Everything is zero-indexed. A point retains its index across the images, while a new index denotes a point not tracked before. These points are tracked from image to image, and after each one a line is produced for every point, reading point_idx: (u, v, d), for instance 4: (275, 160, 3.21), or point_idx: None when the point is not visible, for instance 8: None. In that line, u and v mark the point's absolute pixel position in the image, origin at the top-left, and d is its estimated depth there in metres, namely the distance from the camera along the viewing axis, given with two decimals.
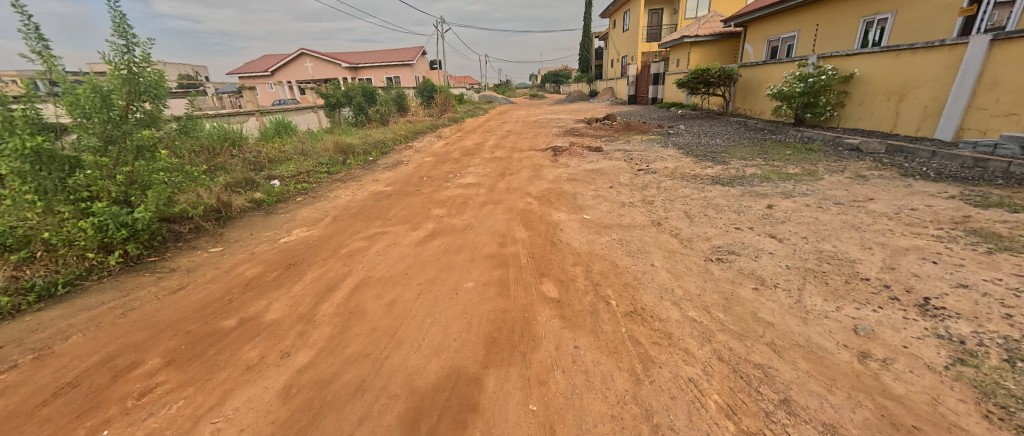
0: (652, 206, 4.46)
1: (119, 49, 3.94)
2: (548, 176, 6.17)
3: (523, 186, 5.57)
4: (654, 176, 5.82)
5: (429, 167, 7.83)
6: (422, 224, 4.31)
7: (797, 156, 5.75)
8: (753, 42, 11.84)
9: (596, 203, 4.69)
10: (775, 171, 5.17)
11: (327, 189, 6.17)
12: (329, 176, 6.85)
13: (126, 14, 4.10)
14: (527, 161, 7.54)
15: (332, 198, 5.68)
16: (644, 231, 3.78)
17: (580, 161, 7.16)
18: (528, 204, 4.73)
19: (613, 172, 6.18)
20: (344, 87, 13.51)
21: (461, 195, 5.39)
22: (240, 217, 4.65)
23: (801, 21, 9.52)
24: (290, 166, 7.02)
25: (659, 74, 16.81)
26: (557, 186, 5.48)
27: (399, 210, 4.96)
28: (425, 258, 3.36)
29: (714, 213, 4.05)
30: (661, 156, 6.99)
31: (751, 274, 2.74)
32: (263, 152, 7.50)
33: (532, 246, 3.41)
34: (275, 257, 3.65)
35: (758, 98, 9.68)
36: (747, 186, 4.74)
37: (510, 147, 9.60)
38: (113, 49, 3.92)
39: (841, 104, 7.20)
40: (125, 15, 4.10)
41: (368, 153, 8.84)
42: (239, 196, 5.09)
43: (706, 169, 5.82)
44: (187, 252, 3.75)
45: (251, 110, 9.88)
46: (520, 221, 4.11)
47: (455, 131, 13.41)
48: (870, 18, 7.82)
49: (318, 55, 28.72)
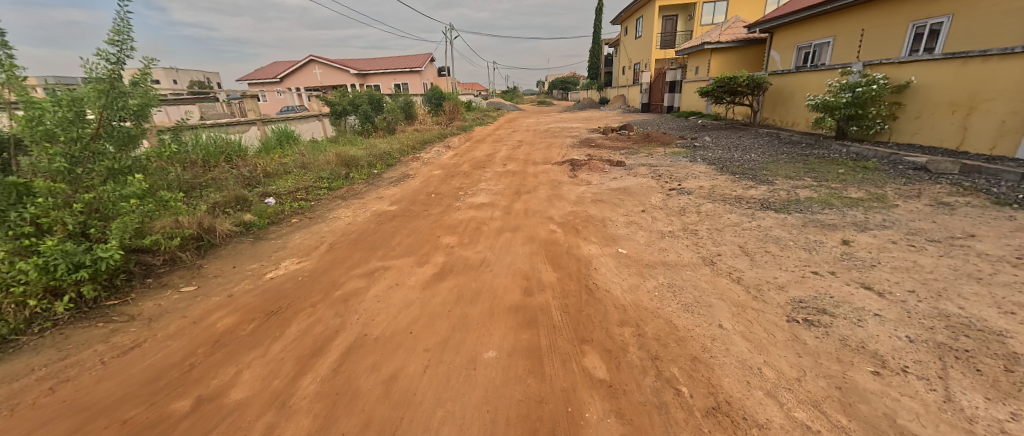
0: (698, 238, 3.83)
1: (108, 58, 3.34)
2: (569, 195, 5.55)
3: (543, 208, 4.96)
4: (689, 197, 5.18)
5: (438, 182, 7.27)
6: (430, 257, 3.71)
7: (854, 176, 5.08)
8: (780, 48, 11.21)
9: (630, 232, 4.06)
10: (835, 195, 4.51)
11: (326, 208, 5.62)
12: (329, 193, 6.31)
13: (124, 22, 3.45)
14: (543, 177, 6.95)
15: (332, 220, 5.13)
16: (696, 272, 3.14)
17: (603, 178, 6.55)
18: (551, 232, 4.13)
19: (642, 192, 5.55)
20: (351, 94, 13.10)
21: (474, 218, 4.80)
22: (224, 245, 4.10)
23: (840, 26, 8.87)
24: (288, 181, 6.52)
25: (675, 82, 16.21)
26: (582, 209, 4.86)
27: (405, 236, 4.37)
28: (434, 309, 2.75)
29: (777, 249, 3.39)
30: (693, 173, 6.35)
31: (863, 349, 2.08)
32: (260, 166, 7.01)
33: (565, 295, 2.79)
34: (256, 300, 3.06)
35: (791, 108, 9.00)
36: (806, 214, 4.10)
37: (523, 159, 9.03)
38: (101, 58, 3.33)
39: (893, 116, 6.50)
40: (124, 24, 3.45)
41: (372, 165, 8.31)
42: (227, 218, 4.56)
43: (749, 190, 5.17)
44: (156, 292, 3.18)
45: (253, 118, 9.46)
46: (544, 256, 3.49)
47: (463, 140, 12.89)
48: (922, 23, 7.15)
49: (326, 62, 28.62)
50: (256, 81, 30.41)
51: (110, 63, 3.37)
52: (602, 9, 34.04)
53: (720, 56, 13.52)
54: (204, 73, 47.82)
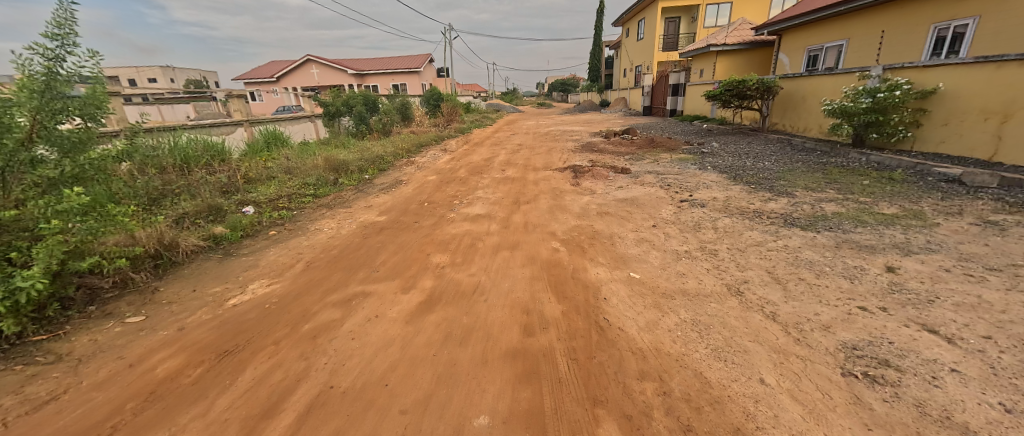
0: (719, 260, 3.41)
1: (44, 53, 2.90)
2: (573, 206, 5.13)
3: (544, 221, 4.53)
4: (703, 210, 4.77)
5: (432, 189, 6.84)
6: (417, 280, 3.27)
7: (881, 189, 4.68)
8: (789, 51, 10.87)
9: (642, 251, 3.64)
10: (865, 210, 4.11)
11: (309, 218, 5.18)
12: (314, 201, 5.87)
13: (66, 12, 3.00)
14: (544, 184, 6.53)
15: (314, 232, 4.69)
16: (722, 304, 2.71)
17: (607, 186, 6.13)
18: (554, 250, 3.70)
19: (650, 203, 5.13)
20: (345, 95, 12.66)
21: (468, 233, 4.36)
22: (188, 263, 3.66)
23: (854, 28, 8.51)
24: (271, 188, 6.08)
25: (679, 85, 15.85)
26: (586, 222, 4.43)
27: (391, 254, 3.93)
28: (417, 352, 2.31)
29: (812, 276, 2.97)
30: (704, 182, 5.94)
31: (949, 421, 1.65)
32: (242, 171, 6.56)
33: (571, 335, 2.36)
34: (209, 335, 2.61)
35: (804, 113, 8.60)
36: (837, 233, 3.69)
37: (522, 164, 8.61)
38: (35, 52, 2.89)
39: (917, 123, 6.11)
40: (67, 15, 3.00)
41: (363, 170, 7.87)
42: (194, 232, 4.12)
43: (768, 204, 4.76)
44: (96, 324, 2.74)
45: (240, 119, 8.96)
46: (547, 282, 3.06)
47: (461, 143, 12.47)
48: (944, 25, 6.80)
49: (324, 62, 28.21)
50: (252, 80, 29.93)
51: (46, 60, 2.92)
52: (603, 11, 33.71)
53: (726, 59, 13.16)
54: (201, 71, 47.26)
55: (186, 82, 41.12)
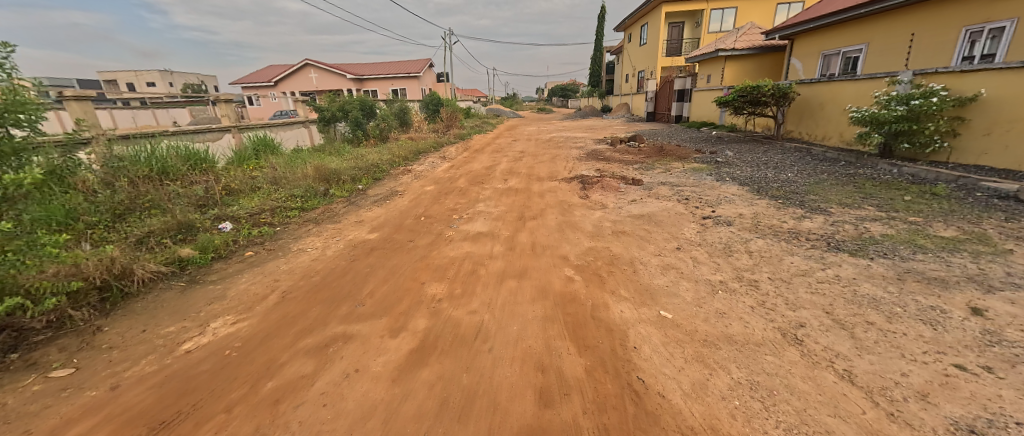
0: (762, 293, 2.92)
1: None
2: (584, 223, 4.63)
3: (554, 242, 4.04)
4: (730, 229, 4.29)
5: (430, 201, 6.34)
6: (409, 320, 2.76)
7: (928, 207, 4.23)
8: (802, 56, 10.50)
9: (670, 282, 3.15)
10: (919, 232, 3.64)
11: (292, 235, 4.68)
12: (300, 215, 5.39)
13: None
14: (550, 197, 6.04)
15: (297, 253, 4.18)
16: (781, 357, 2.21)
17: (620, 200, 5.66)
18: (568, 280, 3.21)
19: (670, 220, 4.64)
20: (341, 100, 12.23)
21: (469, 256, 3.86)
22: (144, 295, 3.15)
23: (876, 32, 8.13)
24: (254, 200, 5.59)
25: (684, 91, 15.46)
26: (601, 244, 3.94)
27: (380, 282, 3.42)
28: (403, 429, 1.79)
29: (882, 320, 2.47)
30: (725, 196, 5.47)
31: None
32: (224, 182, 6.08)
33: (601, 407, 1.86)
34: (145, 398, 2.09)
35: (824, 121, 8.15)
36: (894, 260, 3.21)
37: (525, 173, 8.16)
38: None
39: (953, 132, 5.69)
40: None
41: (356, 179, 7.39)
42: (156, 256, 3.63)
43: (803, 222, 4.28)
44: (13, 379, 2.22)
45: (227, 125, 8.48)
46: (563, 325, 2.56)
47: (460, 150, 12.00)
48: (977, 28, 6.43)
49: (322, 66, 27.89)
50: (249, 84, 29.60)
51: None
52: (604, 16, 33.51)
53: (734, 64, 12.78)
54: (200, 75, 46.93)
55: (184, 85, 40.83)
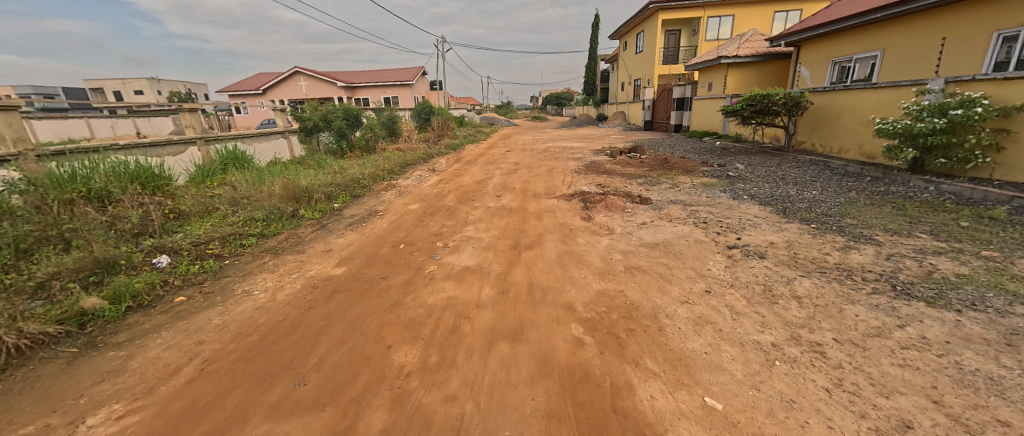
0: (835, 366, 2.20)
1: None
2: (589, 255, 3.92)
3: (555, 284, 3.31)
4: (765, 263, 3.60)
5: (412, 223, 5.59)
6: (361, 415, 1.99)
7: (997, 236, 3.59)
8: (811, 64, 10.02)
9: (709, 345, 2.42)
10: (1003, 273, 2.97)
11: (242, 271, 3.92)
12: (257, 243, 4.63)
13: None
14: (548, 219, 5.34)
15: (240, 297, 3.39)
16: None
17: (628, 223, 4.96)
18: (576, 344, 2.47)
19: (691, 251, 3.94)
20: (324, 108, 11.48)
21: (451, 303, 3.12)
22: (9, 374, 2.36)
23: (894, 37, 7.65)
24: (206, 227, 4.82)
25: (683, 99, 14.96)
26: (614, 286, 3.21)
27: (334, 343, 2.65)
28: None
29: (1020, 419, 1.75)
30: (748, 219, 4.81)
31: None
32: (173, 203, 5.30)
33: None
34: None
35: (842, 132, 7.60)
36: (991, 314, 2.52)
37: (520, 189, 7.47)
38: None
39: (997, 146, 5.13)
40: None
41: (332, 197, 6.63)
42: (46, 311, 2.83)
43: (849, 254, 3.60)
44: None
45: (191, 136, 7.63)
46: (576, 430, 1.81)
47: (451, 162, 11.31)
48: (1012, 32, 5.89)
49: (311, 74, 27.15)
50: (236, 92, 28.74)
51: None
52: (598, 25, 33.36)
53: (738, 72, 12.29)
54: (188, 83, 45.86)
55: (170, 92, 39.66)
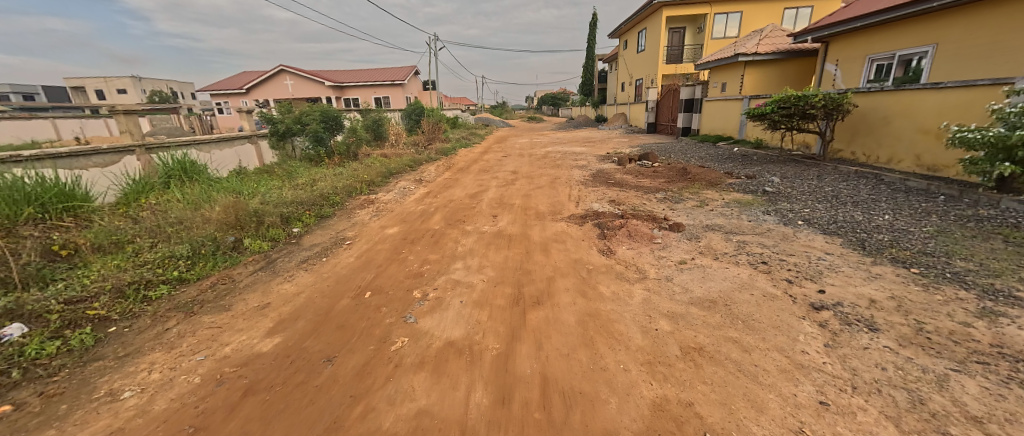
0: None
1: None
2: (625, 324, 2.76)
3: (584, 387, 2.15)
4: (882, 339, 2.49)
5: (386, 257, 4.40)
6: None
7: None
8: (843, 62, 8.99)
9: None
10: None
11: (127, 349, 2.73)
12: (170, 295, 3.45)
13: None
14: (558, 253, 4.19)
15: (97, 407, 2.19)
16: None
17: (663, 261, 3.83)
18: None
19: (765, 315, 2.82)
20: (299, 110, 10.26)
21: (421, 426, 1.95)
22: None
23: (949, 31, 6.64)
24: (104, 270, 3.62)
25: (692, 100, 13.89)
26: (675, 393, 2.07)
27: None
28: None
29: None
30: (819, 256, 3.72)
31: None
32: (69, 234, 4.07)
33: None
34: None
35: (892, 139, 6.57)
36: None
37: (520, 206, 6.31)
38: None
39: None
40: None
41: (290, 220, 5.43)
42: None
43: (1001, 327, 2.49)
44: None
45: (128, 143, 6.37)
46: None
47: (442, 170, 10.15)
48: None
49: (297, 72, 25.78)
50: (219, 91, 27.26)
51: None
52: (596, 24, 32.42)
53: (757, 71, 11.26)
54: (173, 82, 44.11)
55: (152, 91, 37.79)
